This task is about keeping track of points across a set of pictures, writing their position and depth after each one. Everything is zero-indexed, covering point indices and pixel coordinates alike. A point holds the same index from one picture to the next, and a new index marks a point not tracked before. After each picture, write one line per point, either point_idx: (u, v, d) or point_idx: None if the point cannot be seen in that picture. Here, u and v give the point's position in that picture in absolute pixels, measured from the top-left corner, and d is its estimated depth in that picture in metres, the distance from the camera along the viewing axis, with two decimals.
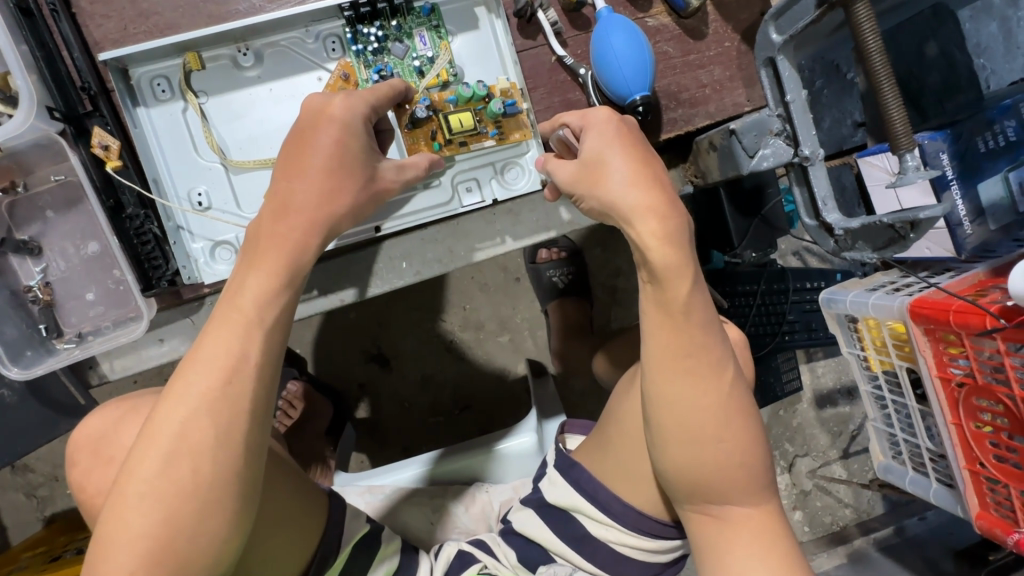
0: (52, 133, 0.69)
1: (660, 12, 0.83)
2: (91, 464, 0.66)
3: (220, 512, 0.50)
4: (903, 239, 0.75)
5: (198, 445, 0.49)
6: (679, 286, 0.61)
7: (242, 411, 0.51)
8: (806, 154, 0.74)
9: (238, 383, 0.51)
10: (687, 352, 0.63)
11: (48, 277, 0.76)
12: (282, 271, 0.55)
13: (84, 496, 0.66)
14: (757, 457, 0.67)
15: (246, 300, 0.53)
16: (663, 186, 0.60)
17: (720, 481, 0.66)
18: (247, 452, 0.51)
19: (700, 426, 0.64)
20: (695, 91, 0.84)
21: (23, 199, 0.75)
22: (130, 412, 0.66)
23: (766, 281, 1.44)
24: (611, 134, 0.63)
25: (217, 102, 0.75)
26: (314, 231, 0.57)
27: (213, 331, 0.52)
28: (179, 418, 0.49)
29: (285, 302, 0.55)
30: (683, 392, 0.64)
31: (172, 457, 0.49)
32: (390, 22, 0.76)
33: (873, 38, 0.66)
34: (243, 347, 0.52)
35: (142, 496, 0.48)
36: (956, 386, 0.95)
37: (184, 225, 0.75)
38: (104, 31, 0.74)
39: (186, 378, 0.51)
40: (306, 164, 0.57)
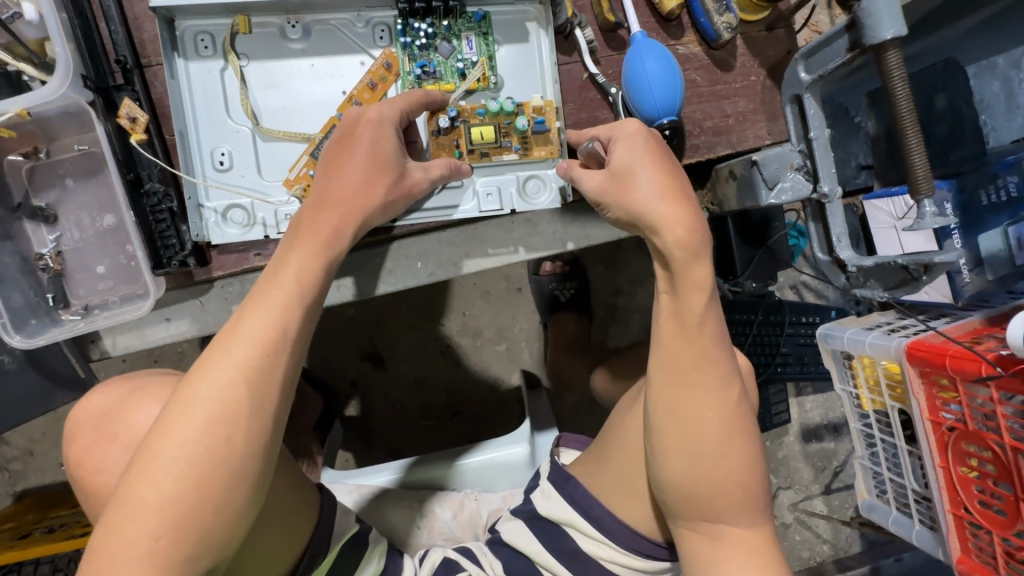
0: (82, 102, 0.68)
1: (692, 42, 0.85)
2: (95, 437, 0.68)
3: (248, 482, 0.51)
4: (916, 280, 0.71)
5: (235, 412, 0.51)
6: (693, 299, 0.63)
7: (275, 383, 0.53)
8: (825, 191, 0.74)
9: (275, 357, 0.53)
10: (696, 364, 0.65)
11: (61, 246, 0.73)
12: (322, 251, 0.59)
13: (81, 471, 0.68)
14: (754, 479, 0.67)
15: (288, 277, 0.56)
16: (690, 202, 0.63)
17: (717, 501, 0.67)
18: (276, 425, 0.53)
19: (707, 444, 0.65)
20: (719, 120, 0.86)
21: (44, 165, 0.72)
22: (145, 388, 0.69)
23: (763, 312, 1.49)
24: (642, 152, 0.65)
25: (258, 67, 0.75)
26: (352, 218, 0.62)
27: (256, 304, 0.54)
28: (217, 385, 0.51)
29: (322, 282, 0.59)
30: (691, 399, 0.65)
31: (207, 424, 0.50)
32: (441, 21, 0.77)
33: (902, 85, 0.66)
34: (284, 321, 0.54)
35: (175, 462, 0.49)
36: (947, 430, 0.99)
37: (204, 202, 0.74)
38: (145, 7, 0.73)
39: (225, 346, 0.52)
40: (347, 159, 0.62)
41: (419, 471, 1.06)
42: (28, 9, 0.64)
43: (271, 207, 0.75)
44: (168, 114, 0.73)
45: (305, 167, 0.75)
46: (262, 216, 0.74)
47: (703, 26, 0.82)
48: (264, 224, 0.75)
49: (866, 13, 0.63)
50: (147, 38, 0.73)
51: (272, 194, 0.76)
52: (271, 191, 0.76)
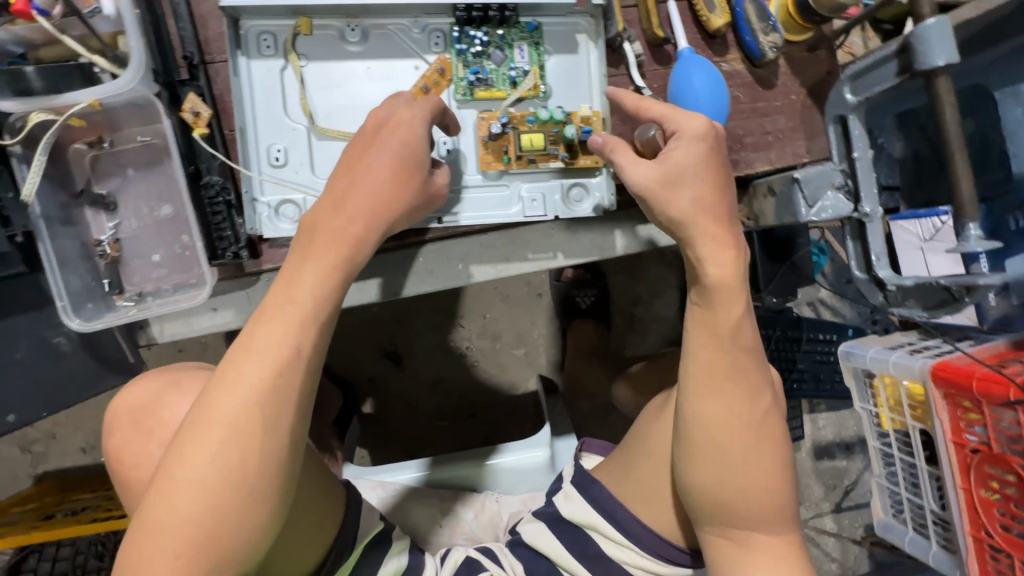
0: (148, 95, 0.70)
1: (735, 59, 0.87)
2: (134, 430, 0.69)
3: (266, 501, 0.52)
4: (956, 301, 0.77)
5: (249, 434, 0.51)
6: (730, 311, 0.65)
7: (288, 403, 0.53)
8: (866, 211, 0.76)
9: (288, 377, 0.53)
10: (729, 375, 0.66)
11: (119, 234, 0.75)
12: (339, 266, 0.57)
13: (120, 464, 0.69)
14: (780, 488, 0.68)
15: (303, 295, 0.55)
16: (723, 212, 0.66)
17: (744, 508, 0.67)
18: (291, 444, 0.53)
19: (732, 452, 0.66)
20: (759, 136, 0.87)
21: (106, 154, 0.75)
22: (181, 381, 0.70)
23: (781, 327, 1.51)
24: (701, 153, 0.65)
25: (317, 68, 0.77)
26: (373, 226, 0.60)
27: (269, 322, 0.54)
28: (231, 407, 0.51)
29: (337, 297, 0.57)
30: (715, 409, 0.66)
31: (223, 447, 0.51)
32: (496, 30, 0.79)
33: (950, 109, 0.68)
34: (297, 341, 0.54)
35: (193, 484, 0.50)
36: (970, 452, 1.02)
37: (258, 197, 0.76)
38: (211, 6, 0.75)
39: (238, 366, 0.52)
40: (368, 164, 0.61)
41: (441, 470, 1.07)
42: (106, 5, 0.66)
43: None
44: (228, 109, 0.76)
45: None
46: None
47: (748, 45, 0.84)
48: None
49: (919, 38, 0.66)
50: (211, 36, 0.75)
51: (324, 192, 0.77)
52: (323, 189, 0.78)
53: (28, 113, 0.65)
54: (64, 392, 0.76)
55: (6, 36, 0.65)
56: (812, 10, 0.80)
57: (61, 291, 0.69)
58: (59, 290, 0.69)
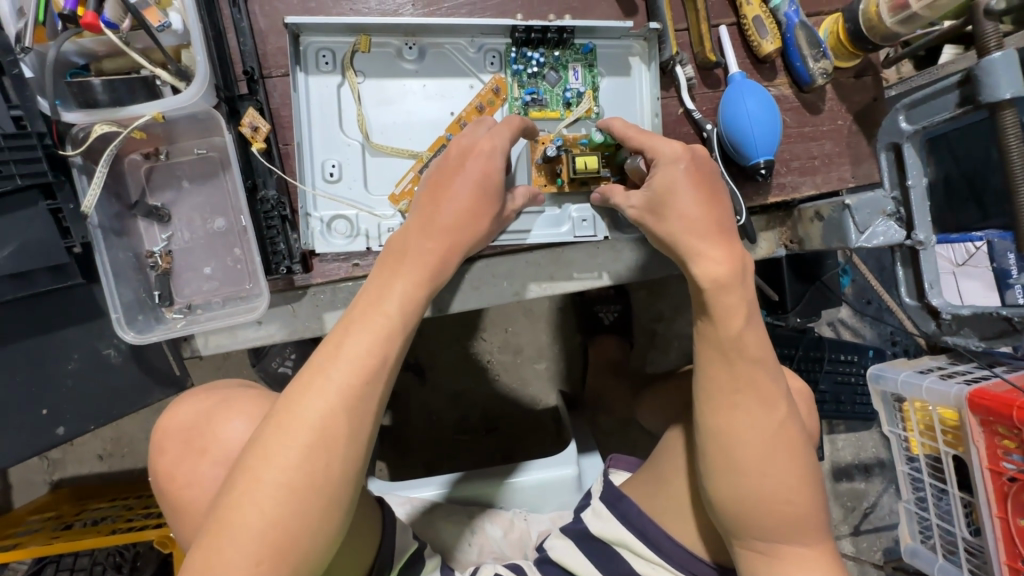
0: (209, 108, 0.70)
1: (783, 84, 0.87)
2: (183, 450, 0.65)
3: (341, 510, 0.50)
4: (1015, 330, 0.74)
5: (336, 438, 0.50)
6: (732, 323, 0.64)
7: (373, 411, 0.53)
8: (920, 238, 0.75)
9: (374, 385, 0.52)
10: (740, 386, 0.64)
11: (172, 246, 0.75)
12: (424, 283, 0.59)
13: (165, 483, 0.65)
14: (804, 497, 0.65)
15: (391, 305, 0.56)
16: (720, 227, 0.66)
17: (770, 521, 0.64)
18: (368, 453, 0.52)
19: (748, 464, 0.64)
20: (805, 161, 0.88)
21: (162, 165, 0.74)
22: (233, 400, 0.67)
23: (804, 347, 1.52)
24: (678, 179, 0.67)
25: (373, 85, 0.78)
26: (454, 253, 0.63)
27: (357, 330, 0.54)
28: (319, 411, 0.50)
29: (420, 312, 0.58)
30: (730, 422, 0.64)
31: (310, 449, 0.49)
32: (552, 51, 0.79)
33: (1016, 141, 0.69)
34: (383, 349, 0.54)
35: (276, 487, 0.48)
36: (1007, 480, 1.02)
37: (311, 212, 0.75)
38: (269, 20, 0.75)
39: (326, 370, 0.51)
40: (453, 190, 0.63)
41: (467, 486, 1.05)
42: (175, 19, 0.67)
43: (377, 220, 0.77)
44: (285, 124, 0.76)
45: (412, 183, 0.78)
46: (366, 228, 0.77)
47: (797, 70, 0.84)
48: (367, 237, 0.77)
49: (985, 72, 0.65)
50: (269, 50, 0.75)
51: (377, 207, 0.78)
52: (378, 205, 0.78)
53: (92, 125, 0.65)
54: (105, 399, 0.76)
55: (73, 47, 0.65)
56: (864, 38, 0.80)
57: (116, 302, 0.69)
58: (113, 301, 0.68)
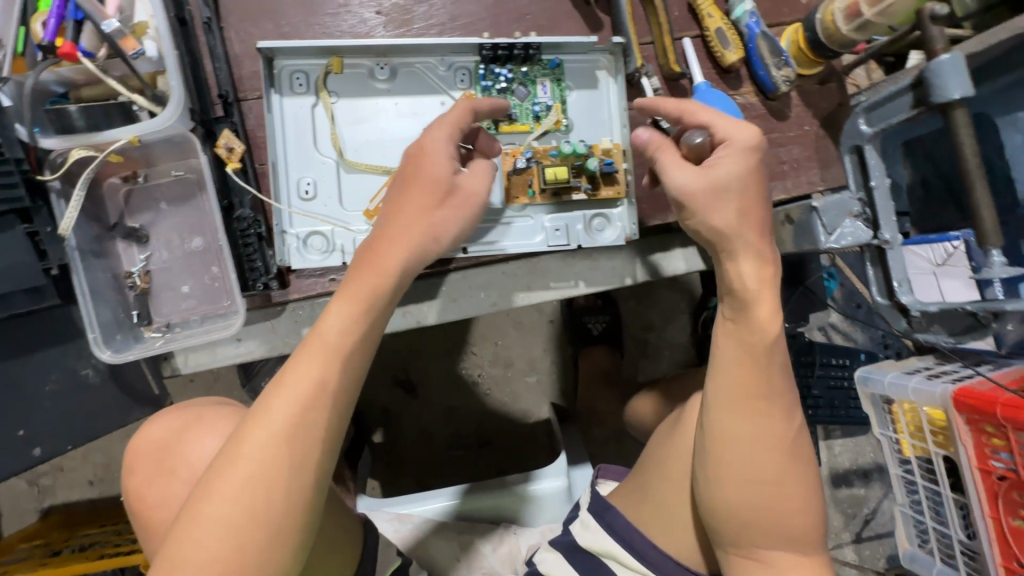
0: (185, 131, 0.71)
1: (749, 92, 0.89)
2: (152, 467, 0.67)
3: (289, 540, 0.50)
4: (986, 325, 0.75)
5: (274, 473, 0.50)
6: (766, 327, 0.61)
7: (316, 440, 0.52)
8: (886, 238, 0.76)
9: (316, 414, 0.52)
10: (763, 391, 0.62)
11: (149, 266, 0.76)
12: (375, 303, 0.56)
13: (139, 505, 0.66)
14: (808, 506, 0.64)
15: (334, 329, 0.54)
16: (761, 232, 0.63)
17: (771, 529, 0.63)
18: (315, 482, 0.52)
19: (761, 470, 0.62)
20: (774, 166, 0.89)
21: (139, 188, 0.77)
22: (204, 418, 0.68)
23: (795, 352, 1.51)
24: (738, 171, 0.62)
25: (347, 104, 0.80)
26: (409, 265, 0.59)
27: (299, 358, 0.53)
28: (259, 445, 0.50)
29: (371, 334, 0.56)
30: (750, 425, 0.62)
31: (249, 484, 0.49)
32: (520, 67, 0.82)
33: (968, 140, 0.70)
34: (326, 377, 0.53)
35: (218, 523, 0.48)
36: (997, 479, 1.02)
37: (287, 229, 0.77)
38: (245, 46, 0.78)
39: (269, 403, 0.51)
40: (406, 198, 0.60)
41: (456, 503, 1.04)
42: (149, 47, 0.69)
43: (351, 234, 0.79)
44: (260, 144, 0.78)
45: (385, 198, 0.79)
46: (341, 243, 0.78)
47: (761, 78, 0.87)
48: (343, 252, 0.78)
49: (933, 72, 0.67)
50: (245, 74, 0.78)
51: (352, 223, 0.79)
52: (352, 220, 0.79)
53: (69, 150, 0.66)
54: (89, 421, 0.76)
55: (51, 76, 0.67)
56: (823, 45, 0.83)
57: (93, 323, 0.70)
58: (90, 321, 0.69)
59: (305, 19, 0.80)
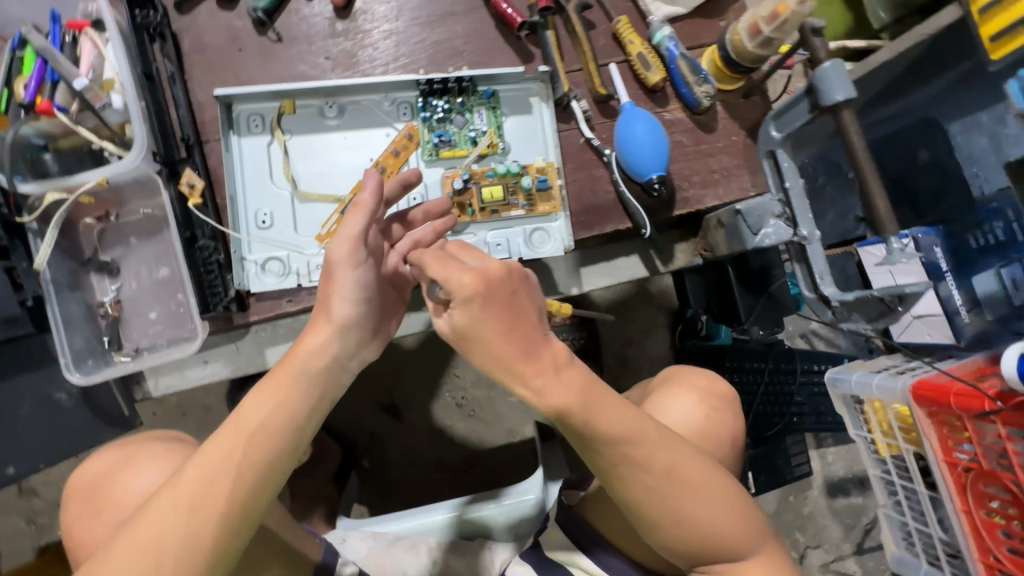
0: (150, 172, 0.79)
1: (676, 108, 0.95)
2: (84, 506, 0.73)
3: None
4: (893, 310, 0.79)
5: (165, 547, 0.52)
6: (607, 407, 0.61)
7: (216, 516, 0.54)
8: (804, 234, 0.79)
9: (219, 491, 0.54)
10: (644, 457, 0.63)
11: (120, 295, 0.83)
12: (297, 389, 0.59)
13: (73, 540, 0.73)
14: (738, 509, 0.69)
15: (255, 412, 0.57)
16: (526, 366, 0.56)
17: (721, 541, 0.69)
18: (210, 558, 0.54)
19: (687, 508, 0.66)
20: (706, 175, 0.95)
21: (112, 226, 0.84)
22: (139, 455, 0.75)
23: (773, 359, 1.52)
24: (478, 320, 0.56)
25: (299, 140, 0.87)
26: (313, 369, 0.60)
27: (219, 434, 0.56)
28: (159, 516, 0.53)
29: (290, 420, 0.58)
30: (652, 485, 0.64)
31: (139, 555, 0.52)
32: (456, 98, 0.89)
33: (858, 139, 0.74)
34: (236, 457, 0.55)
35: None
36: (963, 471, 1.01)
37: (246, 255, 0.84)
38: (206, 94, 0.86)
39: (181, 474, 0.55)
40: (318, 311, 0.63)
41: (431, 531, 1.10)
42: (115, 99, 0.77)
43: (305, 258, 0.85)
44: (220, 181, 0.85)
45: (336, 223, 0.85)
46: (296, 266, 0.84)
47: (685, 95, 0.93)
48: (299, 274, 0.84)
49: (819, 78, 0.73)
50: (207, 119, 0.86)
51: (305, 247, 0.85)
52: (306, 244, 0.86)
53: (45, 193, 0.75)
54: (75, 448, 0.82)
55: (31, 130, 0.76)
56: (735, 61, 0.89)
57: (66, 349, 0.76)
58: (64, 347, 0.76)
59: (260, 67, 0.88)
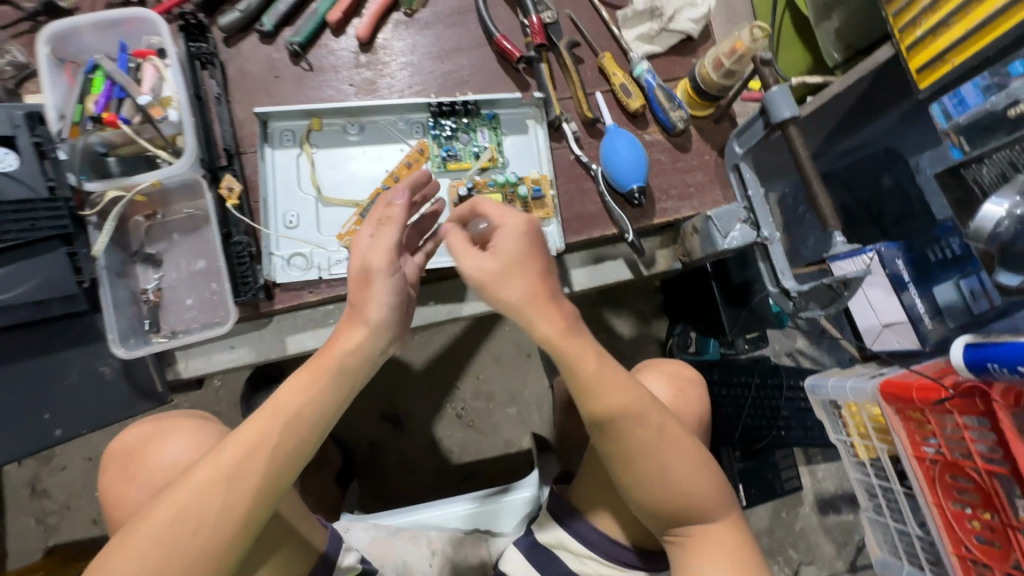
0: (196, 176, 0.91)
1: (655, 131, 1.09)
2: (121, 472, 0.79)
3: (204, 567, 0.62)
4: (842, 295, 0.87)
5: (203, 516, 0.61)
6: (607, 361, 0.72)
7: (248, 489, 0.63)
8: (766, 235, 0.90)
9: (251, 467, 0.63)
10: (631, 410, 0.72)
11: (161, 284, 0.93)
12: (324, 382, 0.68)
13: (107, 502, 0.78)
14: (704, 477, 0.78)
15: (287, 401, 0.66)
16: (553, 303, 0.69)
17: (686, 504, 0.77)
18: (239, 524, 0.63)
19: (655, 466, 0.74)
20: (682, 189, 1.07)
21: (158, 223, 0.95)
22: (168, 429, 0.81)
23: (760, 373, 1.60)
24: (524, 249, 0.69)
25: (324, 153, 1.00)
26: (343, 364, 0.69)
27: (255, 418, 0.65)
28: (198, 484, 0.62)
29: (317, 409, 0.67)
30: (631, 439, 0.73)
31: (177, 517, 0.61)
32: (462, 119, 1.03)
33: (803, 150, 0.84)
34: (268, 438, 0.65)
35: (147, 541, 0.60)
36: (931, 464, 1.06)
37: (274, 251, 0.95)
38: (246, 113, 1.00)
39: (219, 450, 0.64)
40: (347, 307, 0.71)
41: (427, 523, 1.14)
42: (172, 113, 0.90)
43: (326, 253, 0.96)
44: (254, 186, 0.97)
45: (354, 224, 0.97)
46: (318, 260, 0.96)
47: (661, 119, 1.06)
48: (320, 268, 0.95)
49: (767, 100, 0.85)
50: (244, 134, 0.99)
51: (327, 244, 0.97)
52: (327, 242, 0.97)
53: (105, 191, 0.86)
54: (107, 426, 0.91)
55: (97, 139, 0.88)
56: (704, 90, 1.03)
57: (113, 326, 0.86)
58: (112, 324, 0.86)
59: (294, 92, 1.02)
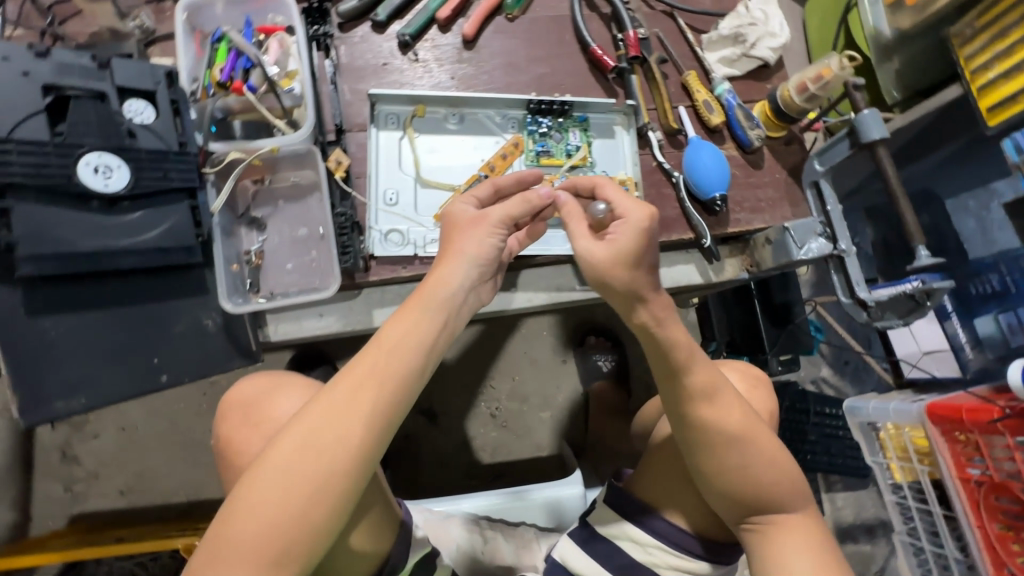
0: (308, 146, 0.94)
1: (730, 147, 1.15)
2: (241, 421, 0.80)
3: (327, 503, 0.59)
4: (922, 306, 0.93)
5: (325, 446, 0.59)
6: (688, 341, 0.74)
7: (365, 421, 0.61)
8: (842, 248, 0.97)
9: (366, 400, 0.62)
10: (713, 384, 0.75)
11: (264, 247, 0.98)
12: (430, 317, 0.68)
13: (226, 447, 0.80)
14: (784, 464, 0.78)
15: (394, 335, 0.65)
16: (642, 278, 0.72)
17: (765, 490, 0.76)
18: (360, 458, 0.61)
19: (734, 444, 0.75)
20: (755, 203, 1.13)
21: (265, 189, 0.99)
22: (286, 383, 0.83)
23: (790, 397, 1.64)
24: (642, 242, 0.71)
25: (426, 138, 1.05)
26: (444, 304, 0.69)
27: (364, 354, 0.64)
28: (315, 419, 0.60)
29: (423, 343, 0.66)
30: (714, 413, 0.75)
31: (299, 451, 0.59)
32: (557, 118, 1.09)
33: (891, 170, 0.92)
34: (381, 372, 0.63)
35: (271, 478, 0.58)
36: (976, 486, 1.09)
37: (373, 225, 0.98)
38: (353, 95, 1.05)
39: (332, 387, 0.62)
40: (446, 256, 0.73)
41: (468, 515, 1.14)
42: (295, 87, 0.95)
43: (422, 232, 1.00)
44: (359, 162, 1.01)
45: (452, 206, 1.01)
46: (414, 236, 0.99)
47: (739, 135, 1.12)
48: (416, 244, 0.99)
49: (858, 122, 0.93)
50: (351, 113, 1.04)
51: (423, 223, 1.01)
52: (422, 221, 1.01)
53: (228, 152, 0.90)
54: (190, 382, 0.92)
55: (220, 104, 0.91)
56: (785, 113, 1.10)
57: (223, 281, 0.90)
58: (223, 280, 0.90)
59: (399, 79, 1.07)
